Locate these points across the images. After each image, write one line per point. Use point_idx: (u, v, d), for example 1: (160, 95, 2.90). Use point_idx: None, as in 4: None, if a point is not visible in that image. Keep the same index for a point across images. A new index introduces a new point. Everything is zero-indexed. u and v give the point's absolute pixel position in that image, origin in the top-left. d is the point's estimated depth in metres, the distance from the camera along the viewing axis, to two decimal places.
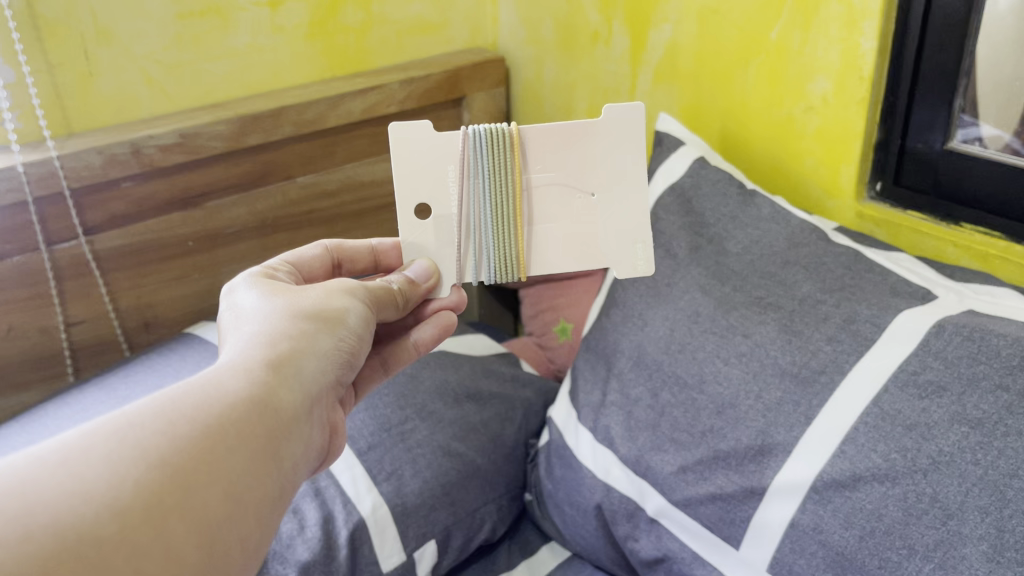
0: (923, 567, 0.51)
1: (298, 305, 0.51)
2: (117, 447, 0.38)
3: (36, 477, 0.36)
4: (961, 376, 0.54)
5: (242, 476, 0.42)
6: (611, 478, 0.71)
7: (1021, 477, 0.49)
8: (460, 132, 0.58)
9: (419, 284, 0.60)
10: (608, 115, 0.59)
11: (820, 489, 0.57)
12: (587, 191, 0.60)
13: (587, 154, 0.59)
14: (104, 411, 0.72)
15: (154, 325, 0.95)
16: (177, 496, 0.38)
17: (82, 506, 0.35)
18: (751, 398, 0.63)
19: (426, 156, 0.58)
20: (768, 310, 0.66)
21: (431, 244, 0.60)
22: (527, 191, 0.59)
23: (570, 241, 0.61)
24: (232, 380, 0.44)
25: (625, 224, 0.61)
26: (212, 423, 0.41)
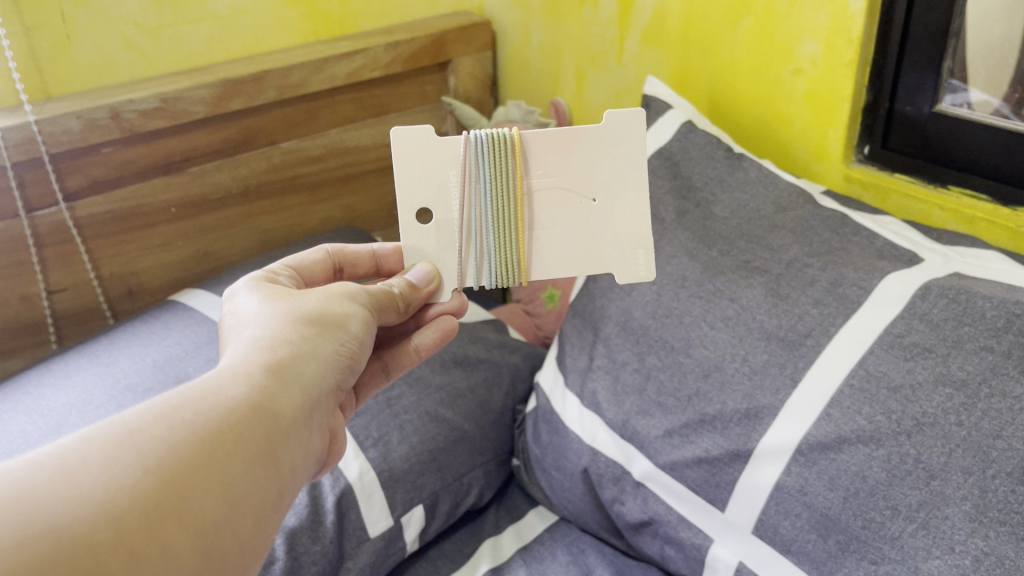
0: (906, 528, 0.52)
1: (298, 308, 0.50)
2: (114, 452, 0.37)
3: (33, 481, 0.35)
4: (946, 338, 0.54)
5: (243, 482, 0.41)
6: (598, 443, 0.72)
7: (1004, 438, 0.50)
8: (461, 137, 0.57)
9: (420, 288, 0.57)
10: (610, 120, 0.57)
11: (805, 451, 0.57)
12: (587, 196, 0.58)
13: (589, 158, 0.57)
14: (87, 377, 0.71)
15: (138, 293, 0.95)
16: (176, 502, 0.37)
17: (80, 510, 0.34)
18: (737, 361, 0.63)
19: (427, 159, 0.57)
20: (755, 274, 0.66)
21: (431, 248, 0.58)
22: (527, 196, 0.58)
23: (571, 246, 0.58)
24: (230, 385, 0.43)
25: (627, 229, 0.59)
26: (211, 429, 0.40)
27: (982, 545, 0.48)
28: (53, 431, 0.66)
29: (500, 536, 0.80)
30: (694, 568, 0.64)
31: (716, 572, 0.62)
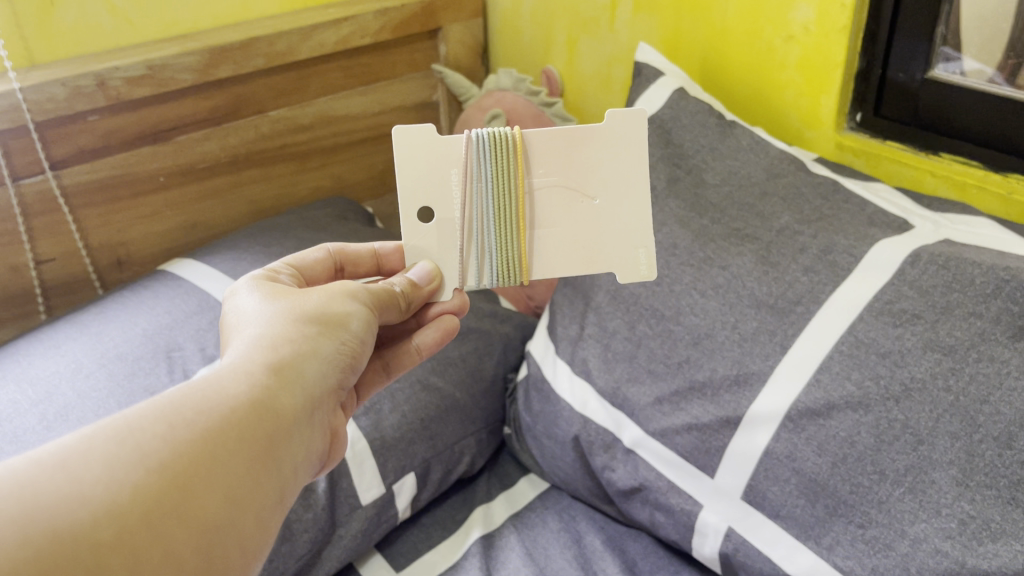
0: (893, 492, 0.53)
1: (299, 307, 0.50)
2: (115, 450, 0.37)
3: (33, 478, 0.34)
4: (935, 304, 0.54)
5: (244, 482, 0.40)
6: (588, 410, 0.72)
7: (991, 403, 0.50)
8: (463, 136, 0.56)
9: (421, 286, 0.57)
10: (610, 121, 0.57)
11: (795, 418, 0.58)
12: (588, 195, 0.57)
13: (589, 158, 0.57)
14: (76, 347, 0.71)
15: (127, 263, 0.94)
16: (178, 501, 0.37)
17: (80, 508, 0.34)
18: (727, 328, 0.63)
19: (429, 158, 0.56)
20: (746, 241, 0.66)
21: (433, 247, 0.58)
22: (529, 195, 0.57)
23: (571, 244, 0.58)
24: (231, 384, 0.43)
25: (627, 228, 0.58)
26: (213, 427, 0.40)
27: (968, 509, 0.49)
28: (42, 400, 0.65)
29: (492, 503, 0.81)
30: (684, 534, 0.65)
31: (705, 537, 0.63)
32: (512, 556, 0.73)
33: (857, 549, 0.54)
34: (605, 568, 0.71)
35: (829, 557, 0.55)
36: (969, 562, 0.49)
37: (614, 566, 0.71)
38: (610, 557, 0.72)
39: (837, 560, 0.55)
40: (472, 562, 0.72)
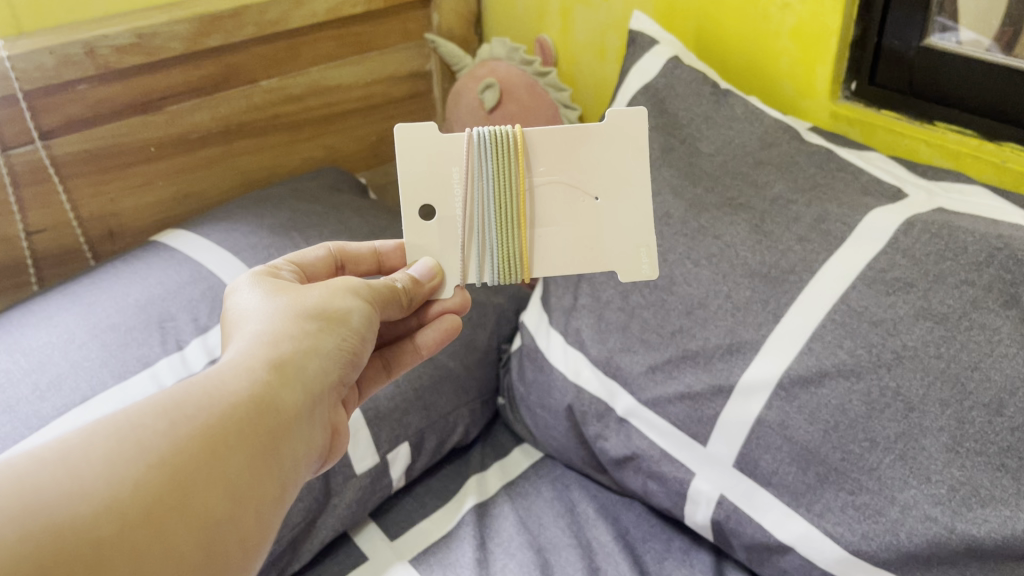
0: (884, 459, 0.53)
1: (300, 303, 0.50)
2: (115, 447, 0.36)
3: (34, 475, 0.34)
4: (928, 273, 0.54)
5: (246, 477, 0.40)
6: (581, 380, 0.72)
7: (982, 370, 0.50)
8: (465, 133, 0.54)
9: (422, 283, 0.55)
10: (613, 118, 0.55)
11: (787, 386, 0.58)
12: (592, 194, 0.55)
13: (592, 156, 0.55)
14: (68, 317, 0.71)
15: (119, 234, 0.94)
16: (178, 498, 0.37)
17: (80, 506, 0.34)
18: (720, 297, 0.63)
19: (431, 155, 0.54)
20: (739, 210, 0.66)
21: (434, 245, 0.56)
22: (530, 193, 0.55)
23: (574, 242, 0.56)
24: (232, 380, 0.42)
25: (630, 228, 0.56)
26: (213, 424, 0.40)
27: (958, 475, 0.50)
28: (35, 369, 0.65)
29: (486, 473, 0.81)
30: (676, 501, 0.66)
31: (697, 505, 0.64)
32: (506, 525, 0.73)
33: (848, 516, 0.55)
34: (598, 536, 0.72)
35: (819, 524, 0.56)
36: (958, 527, 0.50)
37: (607, 534, 0.72)
38: (603, 525, 0.73)
39: (828, 526, 0.56)
40: (467, 531, 0.73)
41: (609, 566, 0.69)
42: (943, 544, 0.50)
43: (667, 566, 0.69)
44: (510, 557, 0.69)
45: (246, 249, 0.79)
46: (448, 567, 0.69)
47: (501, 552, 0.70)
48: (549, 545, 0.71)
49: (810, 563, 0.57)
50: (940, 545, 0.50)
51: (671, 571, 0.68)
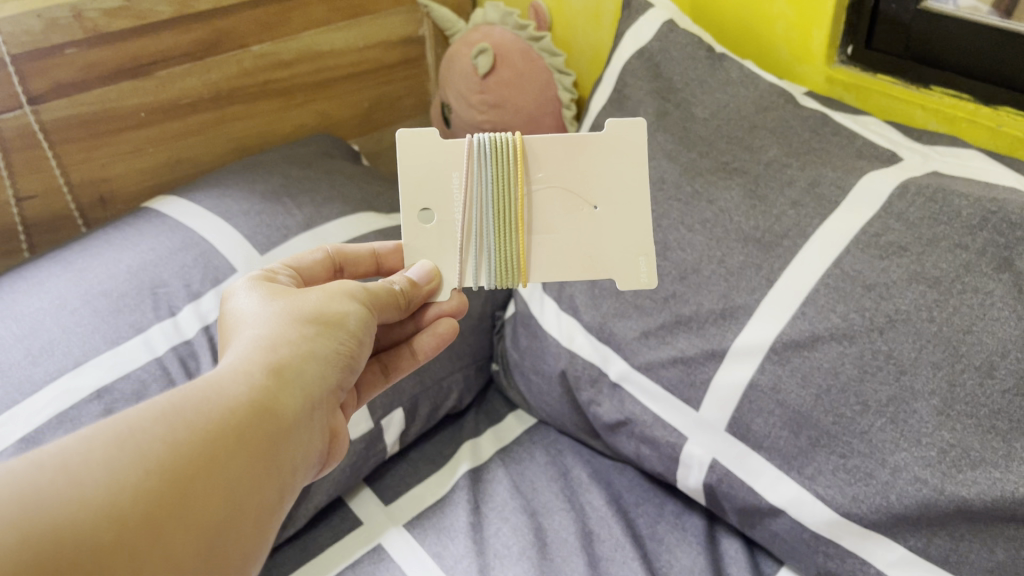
0: (875, 422, 0.53)
1: (298, 307, 0.48)
2: (115, 452, 0.35)
3: (32, 478, 0.32)
4: (922, 237, 0.54)
5: (247, 484, 0.39)
6: (575, 346, 0.72)
7: (975, 333, 0.50)
8: (465, 140, 0.54)
9: (420, 285, 0.54)
10: (612, 128, 0.54)
11: (779, 350, 0.58)
12: (590, 202, 0.55)
13: (591, 164, 0.55)
14: (59, 283, 0.70)
15: (110, 200, 0.93)
16: (179, 504, 0.35)
17: (80, 511, 0.32)
18: (714, 263, 0.63)
19: (433, 157, 0.54)
20: (734, 175, 0.65)
21: (433, 246, 0.55)
22: (529, 199, 0.55)
23: (571, 248, 0.55)
24: (231, 384, 0.41)
25: (628, 238, 0.55)
26: (214, 429, 0.38)
27: (949, 437, 0.50)
28: (27, 335, 0.65)
29: (480, 439, 0.81)
30: (669, 466, 0.66)
31: (689, 468, 0.65)
32: (500, 490, 0.74)
33: (838, 479, 0.55)
34: (591, 501, 0.73)
35: (810, 487, 0.57)
36: (948, 489, 0.50)
37: (600, 499, 0.72)
38: (596, 490, 0.73)
39: (819, 489, 0.56)
40: (461, 495, 0.73)
41: (602, 530, 0.70)
42: (933, 505, 0.51)
43: (659, 529, 0.70)
44: (504, 521, 0.70)
45: (238, 215, 0.78)
46: (443, 531, 0.70)
47: (496, 516, 0.71)
48: (543, 509, 0.72)
49: (800, 525, 0.58)
50: (930, 506, 0.51)
51: (663, 534, 0.70)
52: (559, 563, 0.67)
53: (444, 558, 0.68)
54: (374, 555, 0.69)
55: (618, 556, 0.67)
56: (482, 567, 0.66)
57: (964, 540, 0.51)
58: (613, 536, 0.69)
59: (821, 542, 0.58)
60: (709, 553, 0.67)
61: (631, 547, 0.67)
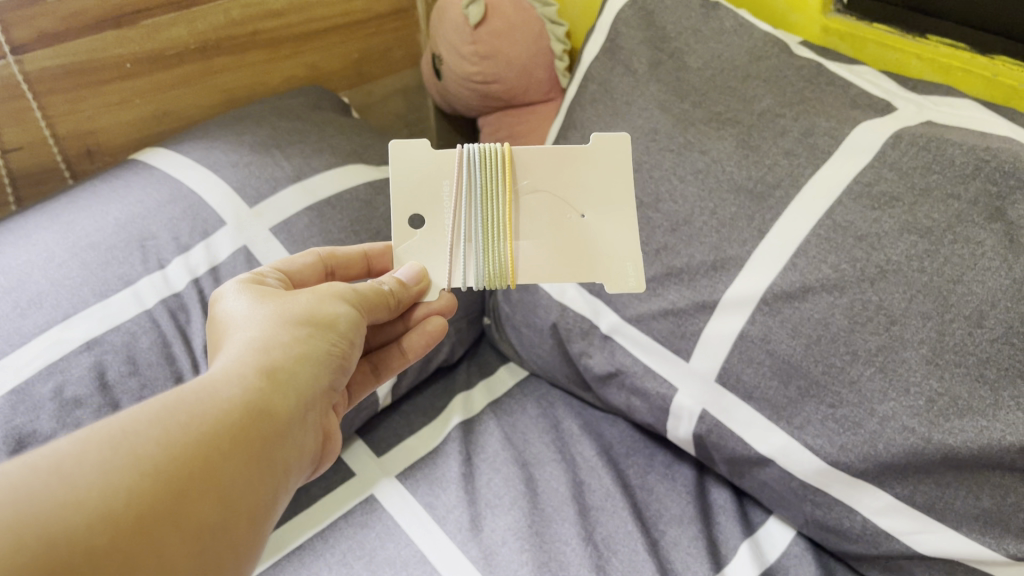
0: (864, 372, 0.54)
1: (288, 309, 0.48)
2: (109, 455, 0.34)
3: (26, 481, 0.31)
4: (914, 187, 0.54)
5: (244, 484, 0.38)
6: (566, 299, 0.72)
7: (964, 283, 0.50)
8: (456, 151, 0.56)
9: (410, 286, 0.55)
10: (597, 141, 0.56)
11: (770, 301, 0.58)
12: (576, 210, 0.56)
13: (577, 175, 0.56)
14: (46, 233, 0.69)
15: (97, 153, 0.92)
16: (177, 505, 0.34)
17: (74, 513, 0.31)
18: (706, 214, 0.63)
19: (423, 166, 0.55)
20: (726, 125, 0.65)
21: (422, 248, 0.56)
22: (517, 206, 0.56)
23: (558, 252, 0.56)
24: (224, 387, 0.40)
25: (615, 246, 0.56)
26: (208, 430, 0.38)
27: (936, 386, 0.51)
28: (15, 286, 0.64)
29: (472, 392, 0.81)
30: (659, 417, 0.67)
31: (679, 419, 0.65)
32: (492, 441, 0.74)
33: (827, 428, 0.56)
34: (582, 452, 0.73)
35: (799, 436, 0.58)
36: (935, 437, 0.50)
37: (591, 450, 0.73)
38: (587, 441, 0.74)
39: (808, 439, 0.57)
40: (453, 447, 0.74)
41: (593, 480, 0.70)
42: (919, 453, 0.51)
43: (649, 480, 0.71)
44: (495, 472, 0.71)
45: (226, 167, 0.77)
46: (435, 482, 0.71)
47: (488, 467, 0.72)
48: (534, 460, 0.73)
49: (789, 474, 0.59)
50: (917, 454, 0.52)
51: (653, 484, 0.71)
52: (550, 512, 0.68)
53: (436, 508, 0.68)
54: (367, 505, 0.69)
55: (609, 505, 0.68)
56: (475, 517, 0.67)
57: (949, 487, 0.52)
58: (603, 487, 0.69)
59: (809, 490, 0.59)
60: (699, 502, 0.68)
61: (622, 497, 0.68)
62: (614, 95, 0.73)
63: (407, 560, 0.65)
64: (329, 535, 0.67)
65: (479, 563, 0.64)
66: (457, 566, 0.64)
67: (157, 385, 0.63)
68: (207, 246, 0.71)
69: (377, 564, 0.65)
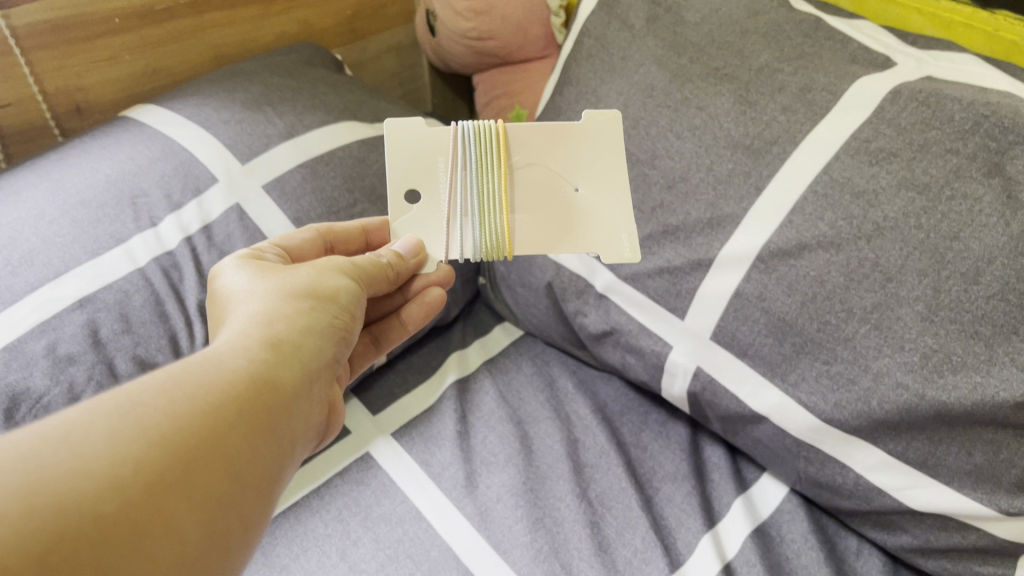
0: (859, 329, 0.54)
1: (290, 283, 0.48)
2: (118, 422, 0.34)
3: (36, 448, 0.31)
4: (913, 142, 0.54)
5: (250, 455, 0.38)
6: (561, 258, 0.72)
7: (961, 240, 0.50)
8: (450, 129, 0.56)
9: (407, 258, 0.54)
10: (588, 119, 0.58)
11: (766, 259, 0.58)
12: (571, 184, 0.56)
13: (569, 152, 0.57)
14: (36, 190, 0.68)
15: (86, 110, 0.91)
16: (186, 472, 0.34)
17: (84, 479, 0.31)
18: (702, 171, 0.62)
19: (419, 142, 0.56)
20: (724, 81, 0.64)
21: (420, 221, 0.55)
22: (513, 180, 0.56)
23: (555, 223, 0.56)
24: (230, 358, 0.40)
25: (611, 219, 0.56)
26: (215, 400, 0.37)
27: (931, 343, 0.51)
28: (5, 244, 0.63)
29: (467, 351, 0.81)
30: (654, 374, 0.67)
31: (673, 377, 0.65)
32: (487, 400, 0.74)
33: (821, 385, 0.56)
34: (577, 410, 0.74)
35: (793, 394, 0.58)
36: (928, 394, 0.51)
37: (586, 409, 0.73)
38: (581, 400, 0.74)
39: (802, 396, 0.57)
40: (448, 405, 0.74)
41: (587, 438, 0.71)
42: (913, 409, 0.51)
43: (644, 437, 0.71)
44: (490, 430, 0.71)
45: (217, 123, 0.76)
46: (430, 440, 0.71)
47: (482, 425, 0.72)
48: (529, 418, 0.73)
49: (782, 431, 0.59)
50: (910, 411, 0.52)
51: (647, 442, 0.71)
52: (545, 470, 0.68)
53: (431, 465, 0.69)
54: (362, 462, 0.70)
55: (603, 463, 0.68)
56: (470, 474, 0.68)
57: (942, 444, 0.52)
58: (598, 444, 0.70)
59: (802, 447, 0.59)
60: (692, 460, 0.68)
61: (616, 454, 0.68)
62: (611, 51, 0.72)
63: (403, 516, 0.65)
64: (325, 492, 0.67)
65: (474, 519, 0.64)
66: (452, 522, 0.64)
67: (151, 343, 0.63)
68: (200, 203, 0.71)
69: (373, 520, 0.65)
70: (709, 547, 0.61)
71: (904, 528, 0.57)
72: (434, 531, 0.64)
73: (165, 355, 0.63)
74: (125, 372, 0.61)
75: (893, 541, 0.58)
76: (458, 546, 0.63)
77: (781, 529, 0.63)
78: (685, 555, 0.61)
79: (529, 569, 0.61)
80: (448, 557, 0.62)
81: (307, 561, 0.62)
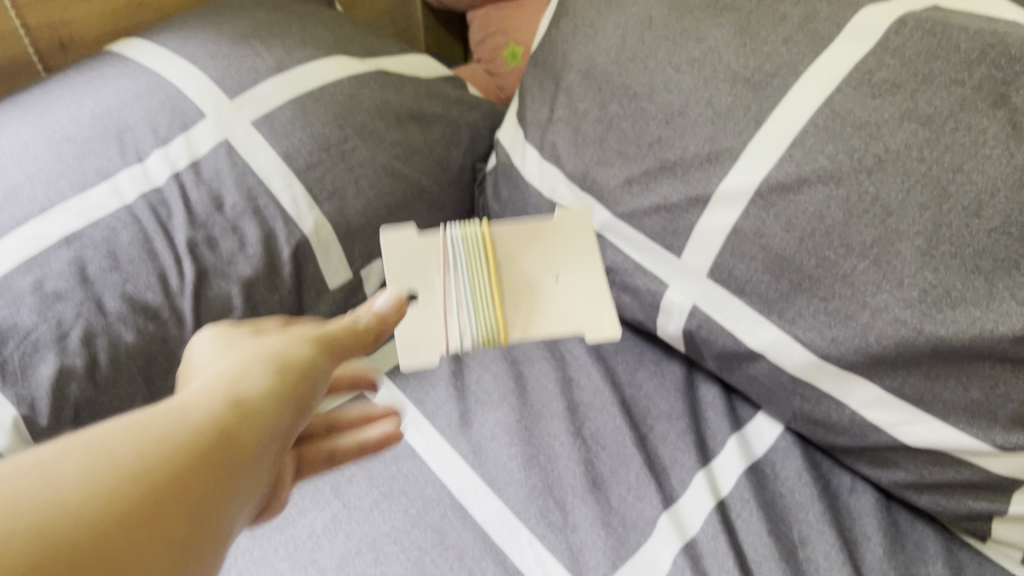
0: (858, 265, 0.53)
1: (264, 326, 0.46)
2: (138, 429, 0.31)
3: (58, 456, 0.28)
4: (917, 73, 0.52)
5: (257, 475, 0.35)
6: (557, 196, 0.71)
7: (964, 173, 0.49)
8: (439, 236, 0.58)
9: (391, 316, 0.48)
10: (562, 215, 0.59)
11: (765, 194, 0.57)
12: (550, 275, 0.57)
13: (547, 249, 0.58)
14: (20, 125, 0.67)
15: (70, 45, 0.89)
16: (213, 485, 0.31)
17: (119, 483, 0.28)
18: (701, 105, 0.61)
19: (411, 254, 0.58)
20: (725, 12, 0.62)
21: (407, 328, 0.55)
22: (501, 273, 0.56)
23: (546, 313, 0.55)
24: (243, 373, 0.38)
25: (588, 320, 0.55)
26: (234, 410, 0.35)
27: (931, 278, 0.50)
28: None
29: None
30: (650, 314, 0.67)
31: (670, 316, 0.65)
32: None
33: (818, 322, 0.56)
34: (572, 350, 0.73)
35: (789, 331, 0.57)
36: (927, 329, 0.50)
37: (581, 348, 0.73)
38: (576, 340, 0.74)
39: (798, 332, 0.57)
40: None
41: (582, 378, 0.70)
42: (910, 345, 0.51)
43: (638, 377, 0.71)
44: (485, 370, 0.71)
45: (205, 58, 0.74)
46: (425, 380, 0.71)
47: (477, 365, 0.72)
48: (523, 358, 0.73)
49: (778, 369, 0.59)
50: (907, 346, 0.51)
51: (642, 381, 0.71)
52: (539, 409, 0.68)
53: (426, 405, 0.69)
54: (356, 401, 0.69)
55: (597, 402, 0.68)
56: (464, 413, 0.68)
57: (938, 380, 0.52)
58: (592, 384, 0.70)
59: (798, 384, 0.59)
60: (687, 399, 0.68)
61: (610, 393, 0.68)
62: None
63: (397, 454, 0.65)
64: None
65: (469, 458, 0.64)
66: (447, 461, 0.64)
67: (140, 281, 0.62)
68: (188, 140, 0.69)
69: (367, 458, 0.65)
70: (702, 484, 0.61)
71: (897, 464, 0.57)
72: (429, 469, 0.64)
73: (154, 292, 0.62)
74: (113, 309, 0.60)
75: (886, 477, 0.58)
76: (452, 484, 0.63)
77: (775, 467, 0.63)
78: (679, 492, 0.62)
79: (523, 506, 0.61)
80: (443, 495, 0.62)
81: (301, 499, 0.62)
